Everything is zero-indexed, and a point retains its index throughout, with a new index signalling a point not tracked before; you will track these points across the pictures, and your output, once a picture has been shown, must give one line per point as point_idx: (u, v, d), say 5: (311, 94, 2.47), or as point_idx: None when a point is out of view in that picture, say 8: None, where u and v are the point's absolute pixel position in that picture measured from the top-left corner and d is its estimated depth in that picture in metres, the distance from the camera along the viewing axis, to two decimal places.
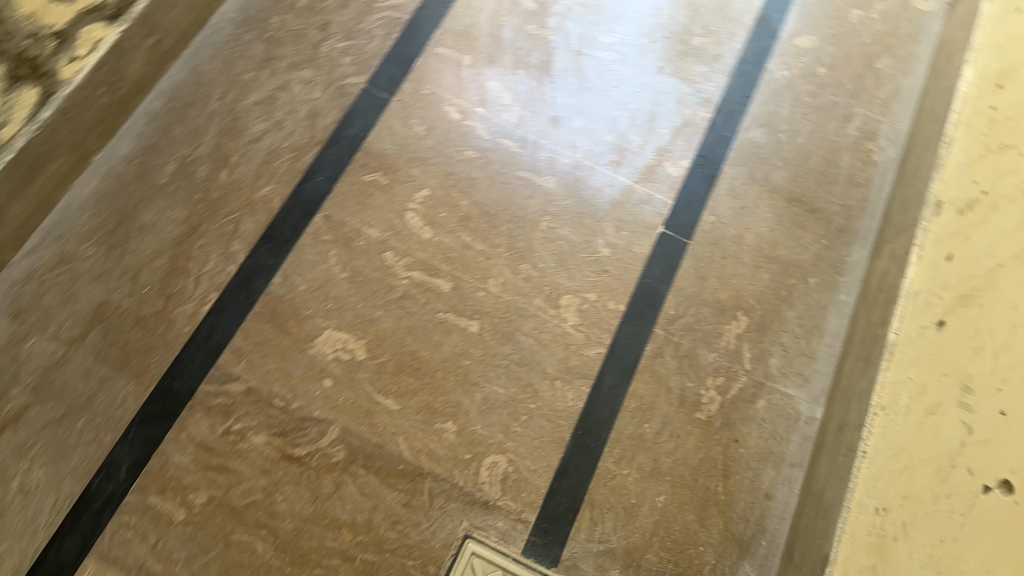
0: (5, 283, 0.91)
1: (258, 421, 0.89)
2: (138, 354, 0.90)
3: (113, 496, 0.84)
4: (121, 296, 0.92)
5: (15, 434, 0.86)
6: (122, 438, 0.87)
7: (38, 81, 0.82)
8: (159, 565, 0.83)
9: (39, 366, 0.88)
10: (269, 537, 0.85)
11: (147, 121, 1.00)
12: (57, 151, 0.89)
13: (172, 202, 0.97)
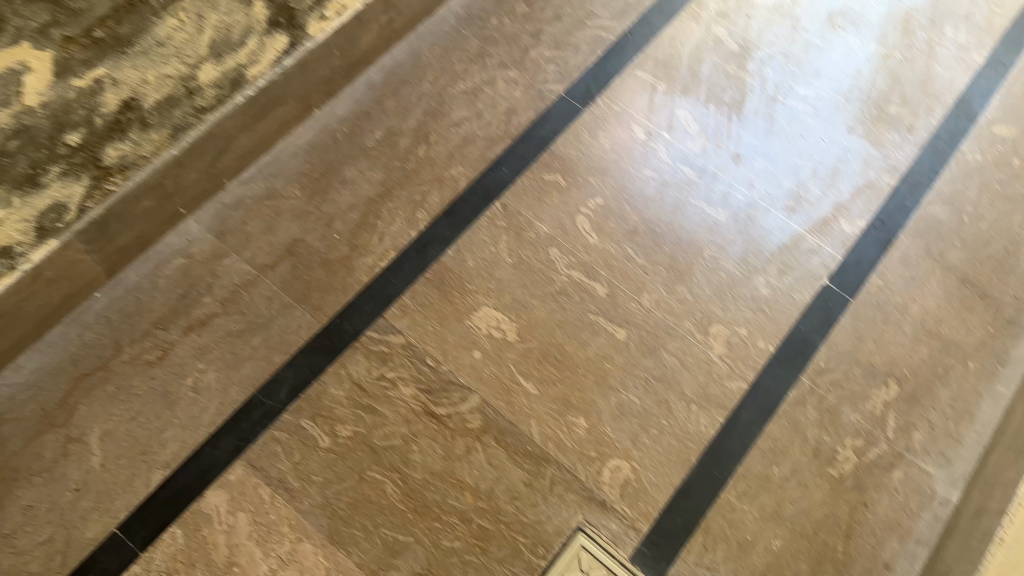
0: (216, 205, 1.00)
1: (410, 373, 0.95)
2: (318, 291, 0.98)
3: (271, 411, 0.91)
4: (314, 237, 1.00)
5: (198, 337, 0.93)
6: (289, 361, 0.94)
7: (289, 31, 0.93)
8: (297, 482, 0.88)
9: (231, 283, 0.96)
10: (399, 482, 0.89)
11: (366, 89, 1.09)
12: (287, 96, 1.00)
13: (373, 164, 1.05)
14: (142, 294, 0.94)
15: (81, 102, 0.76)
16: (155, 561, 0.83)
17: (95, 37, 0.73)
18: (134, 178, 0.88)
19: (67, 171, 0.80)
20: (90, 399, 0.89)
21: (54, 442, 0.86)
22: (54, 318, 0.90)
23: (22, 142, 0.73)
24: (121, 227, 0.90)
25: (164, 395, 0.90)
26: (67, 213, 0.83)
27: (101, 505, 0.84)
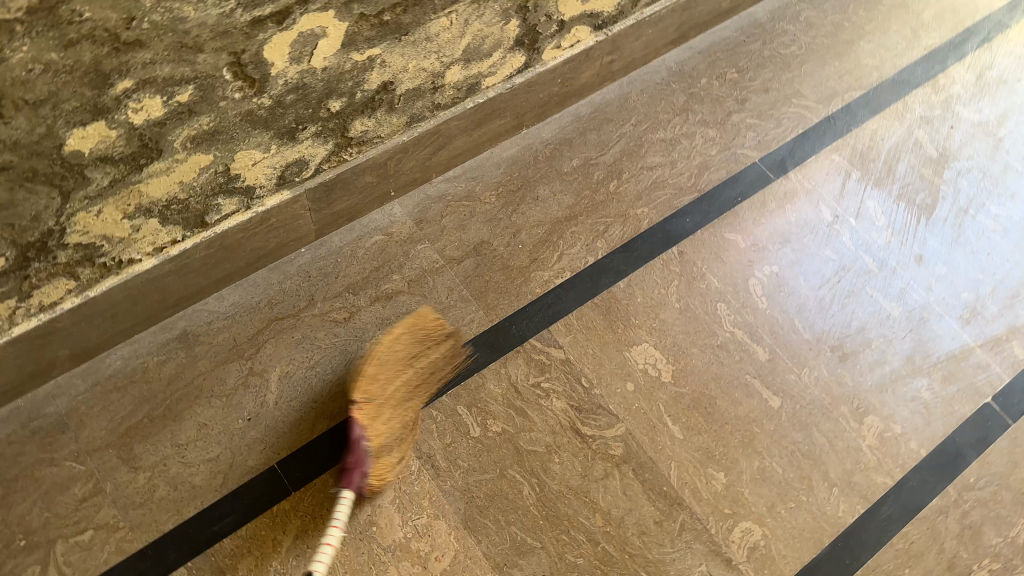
0: (421, 195, 1.07)
1: (564, 389, 0.97)
2: (494, 292, 1.02)
3: (433, 391, 0.96)
4: (499, 243, 1.05)
5: (382, 308, 1.00)
6: (457, 349, 0.99)
7: (528, 52, 1.00)
8: (444, 462, 0.92)
9: (420, 268, 1.03)
10: (535, 487, 0.91)
11: (573, 120, 1.14)
12: (505, 110, 1.06)
13: (566, 188, 1.09)
14: (341, 259, 1.02)
15: (352, 74, 0.84)
16: (303, 503, 0.88)
17: (383, 21, 0.81)
18: (366, 153, 0.96)
19: (319, 132, 0.88)
20: (277, 340, 0.96)
21: (238, 371, 0.94)
22: (262, 261, 0.99)
23: (296, 98, 0.81)
24: (340, 194, 0.98)
25: (342, 352, 0.97)
26: (306, 169, 0.92)
27: (267, 440, 0.91)
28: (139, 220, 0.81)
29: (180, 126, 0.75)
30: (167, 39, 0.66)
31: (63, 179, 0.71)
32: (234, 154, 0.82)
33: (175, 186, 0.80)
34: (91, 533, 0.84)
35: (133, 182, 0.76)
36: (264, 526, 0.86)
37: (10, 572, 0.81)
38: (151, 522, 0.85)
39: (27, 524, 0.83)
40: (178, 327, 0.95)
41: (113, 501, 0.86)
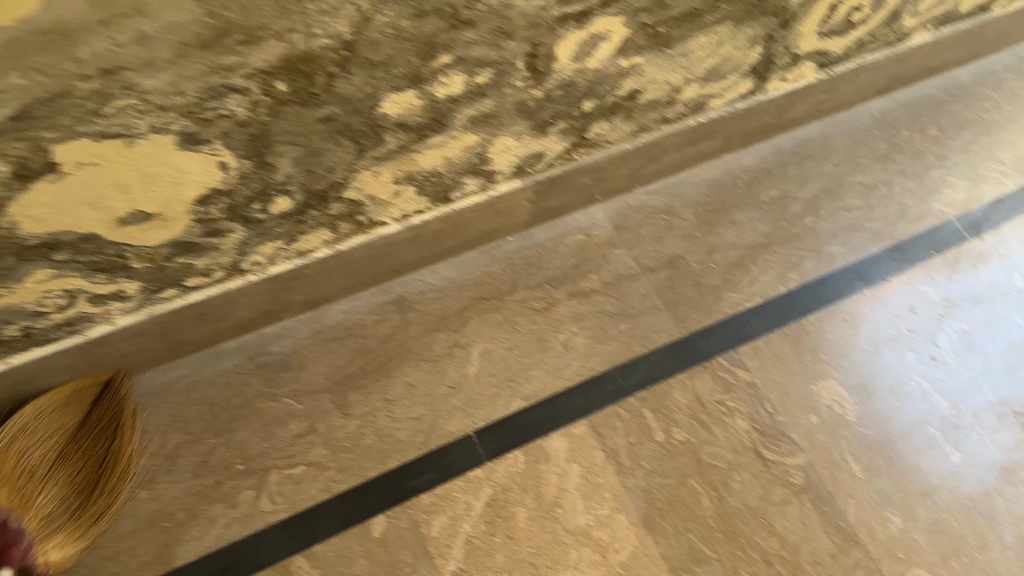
0: (622, 203, 1.11)
1: (747, 410, 0.98)
2: (686, 306, 1.04)
3: (621, 389, 0.98)
4: (694, 259, 1.07)
5: (579, 304, 1.03)
6: (646, 355, 1.01)
7: (756, 80, 1.03)
8: (628, 460, 0.94)
9: (616, 272, 1.05)
10: (715, 500, 0.93)
11: (774, 151, 1.18)
12: (718, 132, 1.08)
13: (762, 216, 1.11)
14: (543, 253, 1.06)
15: (610, 78, 0.87)
16: (496, 473, 0.93)
17: (656, 32, 0.83)
18: (591, 155, 0.99)
19: (566, 129, 0.92)
20: (481, 318, 1.02)
21: (444, 340, 1.00)
22: (475, 243, 1.04)
23: (562, 95, 0.85)
24: (558, 191, 1.02)
25: (538, 340, 1.01)
26: (540, 163, 0.95)
27: (466, 408, 0.96)
28: (403, 187, 0.87)
29: (468, 106, 0.80)
30: (491, 23, 0.71)
31: (365, 138, 0.77)
32: (495, 139, 0.87)
33: (440, 160, 0.86)
34: (302, 468, 0.90)
35: (413, 151, 0.82)
36: (458, 487, 0.91)
37: (228, 492, 0.87)
38: (357, 467, 0.91)
39: (246, 450, 0.89)
40: (394, 292, 1.02)
41: (324, 442, 0.91)
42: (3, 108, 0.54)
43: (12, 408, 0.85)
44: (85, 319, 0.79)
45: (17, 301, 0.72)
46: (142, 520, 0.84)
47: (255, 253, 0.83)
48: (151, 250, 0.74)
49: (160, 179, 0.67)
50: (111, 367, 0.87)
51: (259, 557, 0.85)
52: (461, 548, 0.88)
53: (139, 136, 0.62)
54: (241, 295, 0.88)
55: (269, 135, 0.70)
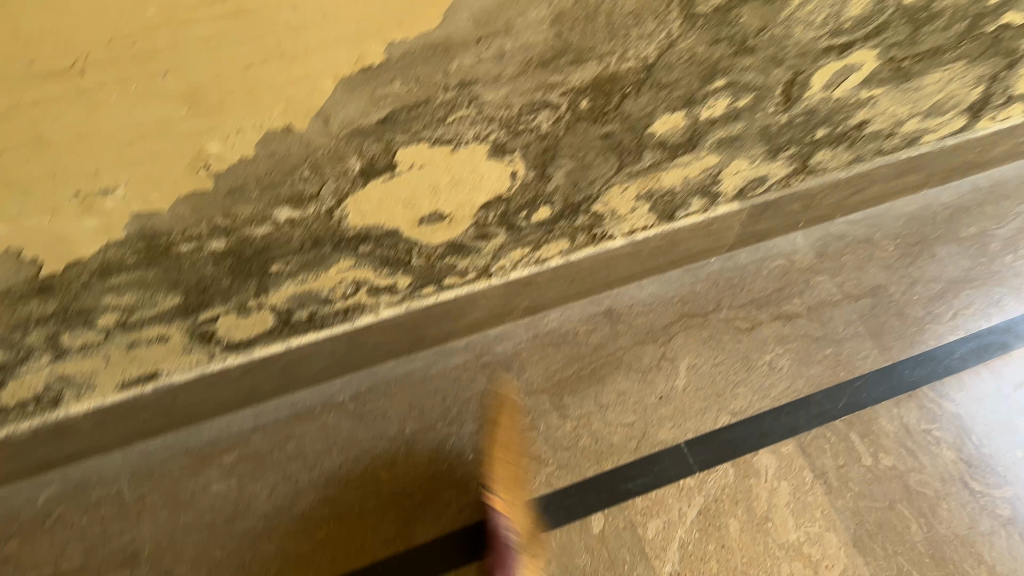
0: (823, 231, 1.14)
1: (954, 440, 0.99)
2: (890, 335, 1.07)
3: (827, 412, 1.00)
4: (895, 290, 1.10)
5: (782, 326, 1.06)
6: (851, 380, 1.03)
7: (969, 118, 1.05)
8: (837, 481, 0.96)
9: (819, 297, 1.09)
10: (924, 526, 0.94)
11: (972, 189, 1.20)
12: (924, 167, 1.11)
13: (963, 252, 1.14)
14: (746, 275, 1.10)
15: (848, 108, 0.90)
16: (707, 483, 0.95)
17: (900, 66, 0.87)
18: (807, 182, 1.02)
19: (793, 155, 0.95)
20: (687, 334, 1.05)
21: (653, 352, 1.03)
22: (681, 262, 1.09)
23: (803, 121, 0.89)
24: (768, 215, 1.06)
25: (743, 359, 1.04)
26: (760, 186, 0.98)
27: (675, 419, 0.99)
28: (641, 203, 0.91)
29: (721, 129, 0.84)
30: (768, 52, 0.75)
31: (629, 155, 0.81)
32: (732, 161, 0.91)
33: (679, 179, 0.90)
34: (526, 462, 0.95)
35: (662, 168, 0.86)
36: (670, 494, 0.94)
37: (460, 478, 0.93)
38: (575, 465, 0.95)
39: (475, 441, 0.95)
40: (605, 303, 1.07)
41: (545, 439, 0.96)
42: (378, 112, 0.62)
43: (275, 388, 0.93)
44: (357, 309, 0.87)
45: (316, 287, 0.80)
46: (385, 499, 0.91)
47: (505, 258, 0.91)
48: (431, 248, 0.83)
49: (463, 184, 0.75)
50: (363, 355, 0.95)
51: (488, 543, 0.89)
52: (677, 552, 0.90)
53: (463, 143, 0.70)
54: (482, 296, 0.95)
55: (557, 148, 0.76)
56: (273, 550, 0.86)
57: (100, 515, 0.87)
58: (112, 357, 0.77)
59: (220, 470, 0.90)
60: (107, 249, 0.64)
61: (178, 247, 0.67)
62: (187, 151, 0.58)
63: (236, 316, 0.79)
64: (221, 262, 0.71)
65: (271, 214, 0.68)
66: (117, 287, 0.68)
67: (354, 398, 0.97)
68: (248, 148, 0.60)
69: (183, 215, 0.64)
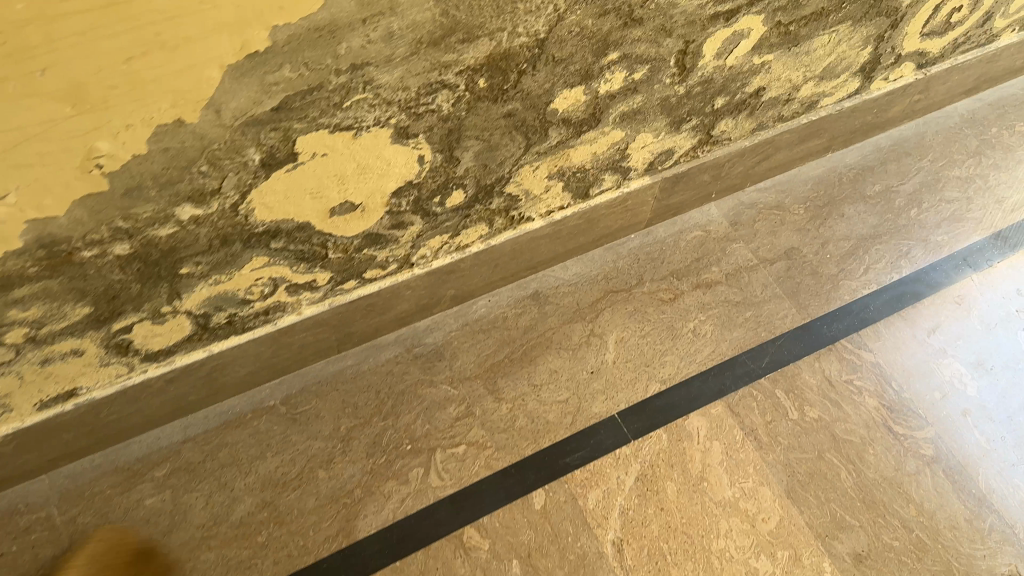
0: (736, 200, 1.17)
1: (875, 388, 1.03)
2: (807, 294, 1.10)
3: (752, 371, 1.03)
4: (808, 250, 1.14)
5: (704, 294, 1.09)
6: (774, 340, 1.06)
7: (861, 79, 1.10)
8: (766, 437, 0.99)
9: (737, 263, 1.11)
10: (853, 473, 0.97)
11: (874, 149, 1.25)
12: (825, 131, 1.16)
13: (869, 209, 1.18)
14: (665, 248, 1.12)
15: (743, 76, 0.93)
16: (642, 450, 0.97)
17: (788, 31, 0.90)
18: (714, 152, 1.05)
19: (696, 126, 0.98)
20: (613, 309, 1.07)
21: (582, 330, 1.05)
22: (603, 240, 1.10)
23: (701, 90, 0.91)
24: (681, 188, 1.08)
25: (669, 329, 1.06)
26: (669, 158, 1.01)
27: (607, 392, 1.01)
28: (553, 182, 0.93)
29: (622, 102, 0.86)
30: (656, 21, 0.77)
31: (535, 133, 0.83)
32: (637, 135, 0.93)
33: (588, 155, 0.91)
34: (464, 447, 0.96)
35: (569, 146, 0.88)
36: (608, 463, 0.96)
37: (400, 470, 0.93)
38: (513, 446, 0.96)
39: (412, 432, 0.96)
40: (531, 287, 1.08)
41: (482, 423, 0.98)
42: (270, 99, 0.62)
43: (203, 397, 0.92)
44: (279, 309, 0.87)
45: (232, 287, 0.80)
46: (324, 497, 0.90)
47: (425, 246, 0.91)
48: (347, 240, 0.83)
49: (370, 171, 0.76)
50: (291, 357, 0.95)
51: (432, 530, 0.90)
52: (618, 519, 0.92)
53: (364, 129, 0.70)
54: (406, 288, 0.96)
55: (461, 130, 0.77)
56: (213, 559, 0.85)
57: (30, 542, 0.85)
58: (25, 376, 0.75)
59: (153, 485, 0.89)
60: (5, 260, 0.62)
61: (80, 253, 0.66)
62: (77, 151, 0.58)
63: (152, 324, 0.78)
64: (127, 267, 0.70)
65: (174, 212, 0.67)
66: (20, 300, 0.67)
67: (285, 401, 0.96)
68: (141, 144, 0.60)
69: (81, 219, 0.63)
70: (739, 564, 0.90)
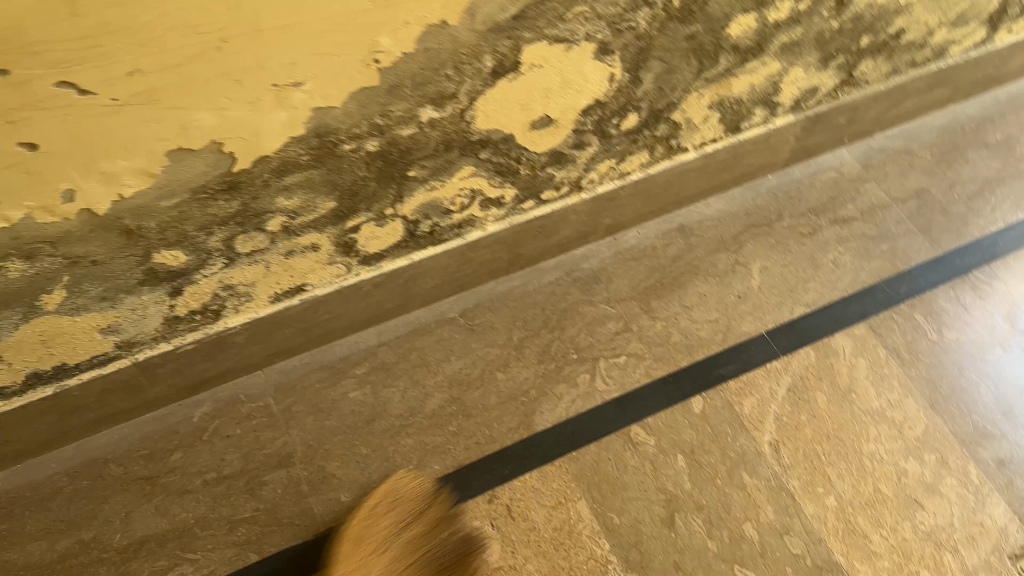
0: (865, 145, 1.25)
1: (1008, 314, 1.09)
2: (937, 229, 1.17)
3: (891, 298, 1.10)
4: (937, 191, 1.21)
5: (842, 229, 1.16)
6: (909, 269, 1.13)
7: (989, 30, 1.16)
8: (908, 354, 1.05)
9: (870, 202, 1.19)
10: (992, 388, 1.03)
11: (994, 102, 1.32)
12: (951, 80, 1.23)
13: (993, 155, 1.25)
14: (802, 187, 1.20)
15: (888, 15, 1.02)
16: (792, 364, 1.04)
17: None
18: (852, 94, 1.14)
19: (842, 64, 1.07)
20: (756, 242, 1.14)
21: (726, 259, 1.12)
22: (743, 178, 1.17)
23: (852, 27, 1.00)
24: (819, 128, 1.16)
25: (810, 259, 1.13)
26: (813, 97, 1.10)
27: (755, 313, 1.08)
28: (713, 112, 1.02)
29: (784, 33, 0.95)
30: None
31: (707, 59, 0.92)
32: (791, 69, 1.02)
33: (747, 87, 1.01)
34: (626, 357, 1.04)
35: (733, 74, 0.97)
36: (760, 375, 1.03)
37: (569, 375, 1.02)
38: (669, 357, 1.04)
39: (577, 343, 1.05)
40: (676, 221, 1.15)
41: (639, 337, 1.06)
42: (513, 7, 0.73)
43: (396, 306, 1.03)
44: (470, 223, 0.98)
45: (441, 196, 0.91)
46: (504, 395, 1.01)
47: (595, 170, 1.00)
48: (537, 156, 0.93)
49: (570, 87, 0.86)
50: (470, 274, 1.06)
51: (602, 427, 0.98)
52: (773, 423, 0.99)
53: (575, 43, 0.81)
54: (573, 212, 1.05)
55: (650, 50, 0.87)
56: (412, 443, 0.97)
57: (251, 426, 0.96)
58: (271, 266, 0.87)
59: (354, 380, 1.00)
60: (288, 145, 0.74)
61: (342, 146, 0.78)
62: (365, 45, 0.69)
63: (375, 226, 0.90)
64: (372, 164, 0.82)
65: (418, 113, 0.79)
66: (288, 188, 0.78)
67: (464, 314, 1.07)
68: (411, 42, 0.71)
69: (351, 112, 0.75)
70: (889, 464, 0.97)
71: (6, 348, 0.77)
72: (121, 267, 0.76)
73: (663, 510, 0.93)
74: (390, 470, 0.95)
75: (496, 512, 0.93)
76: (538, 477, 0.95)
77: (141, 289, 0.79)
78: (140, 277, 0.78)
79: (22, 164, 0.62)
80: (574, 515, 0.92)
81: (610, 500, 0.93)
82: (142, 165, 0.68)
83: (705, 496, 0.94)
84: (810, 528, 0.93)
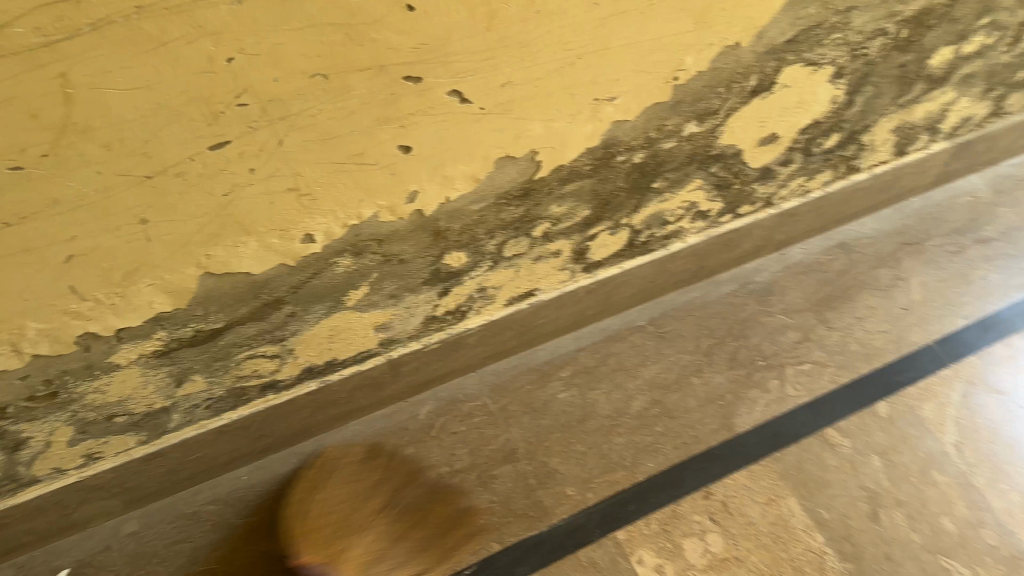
0: (993, 173, 1.34)
1: None
2: None
3: None
4: None
5: (985, 248, 1.24)
6: None
7: None
8: None
9: (1007, 224, 1.28)
10: None
11: None
12: None
13: None
14: (943, 210, 1.29)
15: None
16: (961, 370, 1.11)
17: None
18: (995, 124, 1.22)
19: (996, 96, 1.15)
20: (911, 257, 1.23)
21: (889, 274, 1.21)
22: (893, 201, 1.27)
23: (1017, 63, 1.08)
24: (963, 155, 1.25)
25: (962, 275, 1.21)
26: (966, 124, 1.18)
27: (921, 324, 1.16)
28: (891, 135, 1.10)
29: (969, 64, 1.03)
30: None
31: (906, 86, 1.00)
32: (959, 99, 1.10)
33: (924, 113, 1.09)
34: (810, 364, 1.11)
35: (918, 101, 1.05)
36: (935, 381, 1.10)
37: (759, 380, 1.09)
38: (849, 364, 1.11)
39: (762, 350, 1.11)
40: (837, 238, 1.24)
41: (819, 345, 1.13)
42: (791, 32, 0.80)
43: (596, 312, 1.10)
44: (676, 235, 1.04)
45: (667, 207, 0.97)
46: (702, 399, 1.07)
47: (787, 188, 1.07)
48: (750, 171, 1.00)
49: (803, 106, 0.93)
50: (661, 284, 1.12)
51: (799, 429, 1.05)
52: (953, 425, 1.05)
53: (821, 66, 0.88)
54: (757, 226, 1.12)
55: (869, 75, 0.94)
56: (624, 442, 1.02)
57: (474, 423, 1.02)
58: (519, 270, 0.92)
59: (561, 382, 1.07)
60: (580, 155, 0.80)
61: (617, 156, 0.83)
62: (673, 65, 0.76)
63: (609, 235, 0.96)
64: (630, 176, 0.87)
65: (683, 128, 0.85)
66: (564, 196, 0.84)
67: (652, 322, 1.14)
68: (705, 63, 0.78)
69: (637, 126, 0.81)
70: None
71: (300, 341, 0.81)
72: (416, 266, 0.81)
73: (867, 506, 0.98)
74: (608, 467, 1.00)
75: (713, 508, 0.97)
76: (747, 475, 1.00)
77: (421, 288, 0.85)
78: (426, 276, 0.83)
79: (392, 166, 0.68)
80: (786, 510, 0.97)
81: (816, 496, 0.99)
82: (473, 171, 0.73)
83: (903, 492, 0.99)
84: (1000, 521, 0.98)
